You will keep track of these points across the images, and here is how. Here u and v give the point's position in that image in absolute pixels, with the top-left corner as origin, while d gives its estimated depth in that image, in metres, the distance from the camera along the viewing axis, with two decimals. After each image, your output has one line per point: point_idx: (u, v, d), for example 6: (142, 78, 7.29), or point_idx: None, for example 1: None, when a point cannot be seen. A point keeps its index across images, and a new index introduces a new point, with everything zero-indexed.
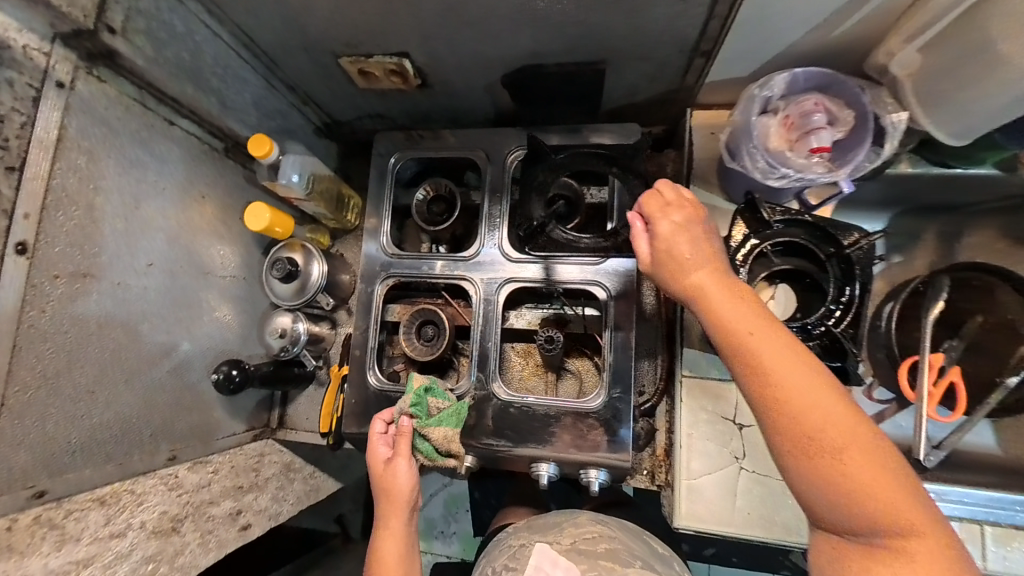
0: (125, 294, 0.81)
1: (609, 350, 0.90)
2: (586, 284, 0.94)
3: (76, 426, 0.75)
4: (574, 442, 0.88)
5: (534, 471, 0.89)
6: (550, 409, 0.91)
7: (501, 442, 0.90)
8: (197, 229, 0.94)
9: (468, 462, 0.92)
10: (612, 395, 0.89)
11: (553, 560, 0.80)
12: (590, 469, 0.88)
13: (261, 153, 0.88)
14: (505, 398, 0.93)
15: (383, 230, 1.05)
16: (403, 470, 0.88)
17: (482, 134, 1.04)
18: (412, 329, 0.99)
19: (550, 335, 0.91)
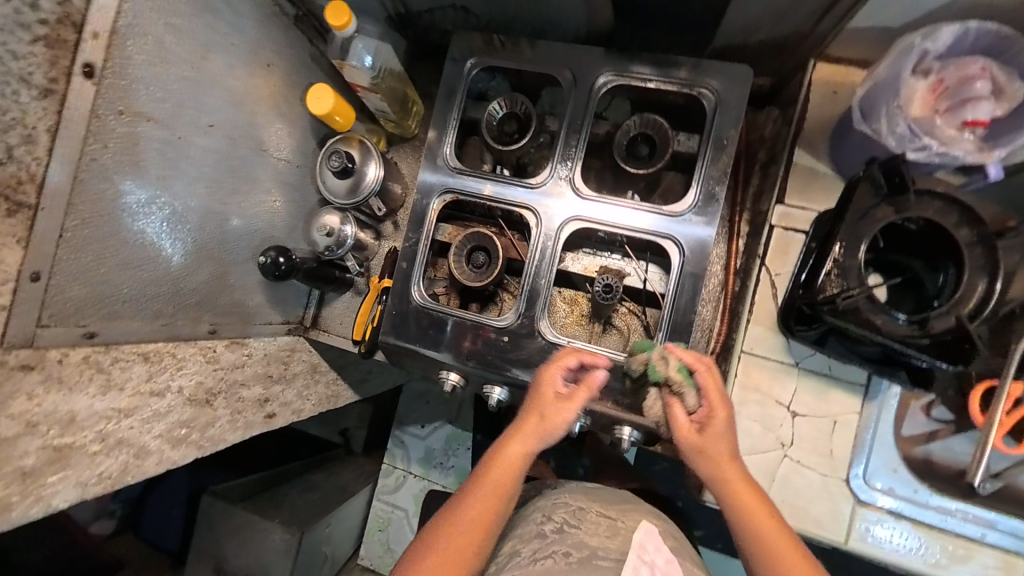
0: (185, 150, 0.77)
1: (668, 310, 0.84)
2: (657, 237, 0.86)
3: (130, 276, 0.74)
4: (616, 396, 0.84)
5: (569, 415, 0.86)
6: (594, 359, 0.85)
7: (540, 379, 0.87)
8: (259, 100, 0.89)
9: (497, 393, 0.90)
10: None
11: (658, 544, 0.68)
12: (626, 427, 0.84)
13: (338, 24, 0.80)
14: (552, 340, 0.88)
15: (446, 141, 0.98)
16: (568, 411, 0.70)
17: (570, 50, 0.93)
18: (462, 252, 0.94)
19: (608, 283, 0.86)
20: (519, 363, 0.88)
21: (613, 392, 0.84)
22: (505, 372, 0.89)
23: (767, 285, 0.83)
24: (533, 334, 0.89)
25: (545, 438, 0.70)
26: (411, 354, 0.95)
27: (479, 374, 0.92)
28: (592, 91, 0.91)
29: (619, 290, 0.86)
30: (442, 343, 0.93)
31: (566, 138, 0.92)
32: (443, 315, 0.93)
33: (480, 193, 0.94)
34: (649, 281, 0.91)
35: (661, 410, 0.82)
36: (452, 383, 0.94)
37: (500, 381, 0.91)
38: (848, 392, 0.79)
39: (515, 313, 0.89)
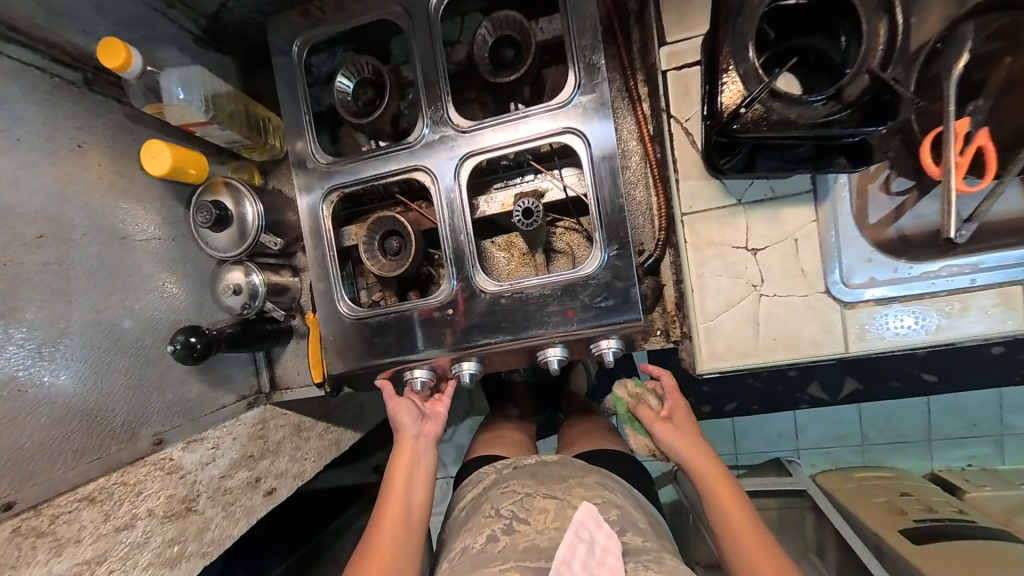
0: (21, 273, 0.68)
1: (597, 204, 0.79)
2: (559, 134, 0.80)
3: (24, 427, 0.66)
4: (582, 311, 0.80)
5: (543, 355, 0.83)
6: (545, 288, 0.80)
7: (502, 335, 0.82)
8: (88, 185, 0.78)
9: (468, 367, 0.85)
10: (613, 250, 0.79)
11: (598, 521, 0.67)
12: (601, 339, 0.81)
13: (117, 65, 0.68)
14: (496, 291, 0.82)
15: (309, 137, 0.89)
16: (402, 407, 0.87)
17: None
18: (374, 244, 0.87)
19: (527, 207, 0.79)
20: (475, 329, 0.83)
21: (574, 310, 0.80)
22: (466, 340, 0.84)
23: (682, 135, 0.78)
24: (475, 294, 0.83)
25: (425, 428, 0.87)
26: (372, 373, 0.90)
27: (442, 359, 0.86)
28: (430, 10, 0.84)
29: (541, 214, 0.79)
30: (393, 347, 0.87)
31: (430, 75, 0.84)
32: (382, 316, 0.87)
33: (364, 175, 0.88)
34: (569, 189, 0.85)
35: (630, 304, 0.78)
36: (421, 380, 0.88)
37: (466, 356, 0.85)
38: (799, 207, 0.75)
39: (448, 283, 0.84)
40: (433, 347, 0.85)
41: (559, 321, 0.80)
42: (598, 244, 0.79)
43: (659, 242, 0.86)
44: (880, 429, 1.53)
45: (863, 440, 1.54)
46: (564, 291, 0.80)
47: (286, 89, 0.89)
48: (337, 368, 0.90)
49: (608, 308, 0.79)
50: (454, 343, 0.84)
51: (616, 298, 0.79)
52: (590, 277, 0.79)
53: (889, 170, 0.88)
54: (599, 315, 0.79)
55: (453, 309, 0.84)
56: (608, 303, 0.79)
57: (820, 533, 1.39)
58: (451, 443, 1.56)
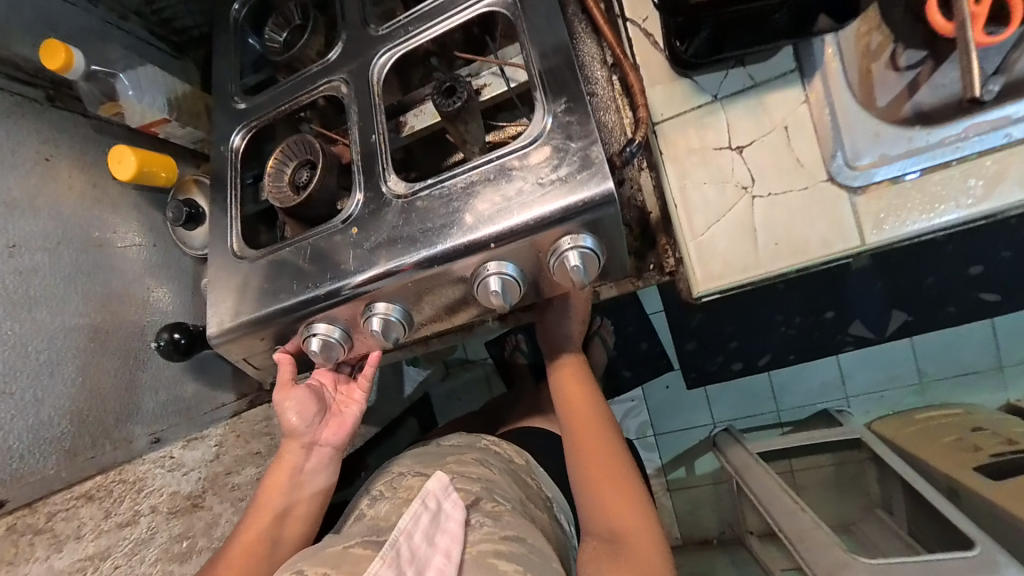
0: (1, 283, 0.69)
1: (536, 63, 0.60)
2: (485, 5, 0.66)
3: (14, 428, 0.67)
4: (521, 205, 0.55)
5: (480, 276, 0.58)
6: (470, 178, 0.59)
7: (419, 254, 0.59)
8: (60, 196, 0.80)
9: (382, 305, 0.63)
10: (556, 111, 0.57)
11: (447, 487, 0.64)
12: (559, 239, 0.56)
13: (57, 64, 0.69)
14: (410, 193, 0.62)
15: (235, 93, 0.82)
16: (290, 406, 0.67)
17: None
18: (284, 177, 0.74)
19: (448, 89, 0.63)
20: (383, 251, 0.61)
21: (507, 210, 0.56)
22: (374, 270, 0.61)
23: (641, 38, 0.71)
24: (386, 204, 0.63)
25: (320, 435, 0.70)
26: (259, 332, 0.68)
27: (341, 303, 0.64)
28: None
29: (465, 89, 0.63)
30: (294, 287, 0.66)
31: (351, 1, 0.75)
32: (280, 253, 0.69)
33: (279, 104, 0.77)
34: (513, 74, 0.68)
35: (583, 180, 0.53)
36: (322, 338, 0.66)
37: (378, 295, 0.63)
38: (786, 90, 0.67)
39: (354, 199, 0.65)
40: (335, 286, 0.63)
41: (488, 224, 0.56)
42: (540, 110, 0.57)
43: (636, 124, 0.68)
44: (938, 361, 1.37)
45: (921, 377, 1.39)
46: (494, 184, 0.57)
47: (222, 55, 0.86)
48: (221, 331, 0.70)
49: (561, 192, 0.54)
50: (358, 272, 0.62)
51: (567, 179, 0.54)
52: (520, 152, 0.57)
53: (895, 44, 0.80)
54: (547, 205, 0.54)
55: (358, 232, 0.64)
56: (556, 187, 0.54)
57: (884, 485, 1.24)
58: None
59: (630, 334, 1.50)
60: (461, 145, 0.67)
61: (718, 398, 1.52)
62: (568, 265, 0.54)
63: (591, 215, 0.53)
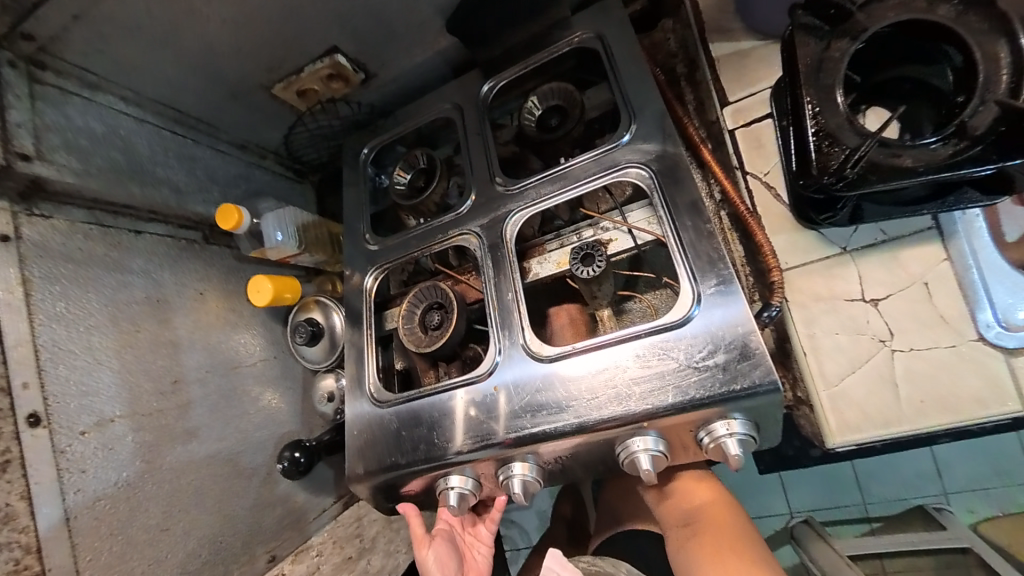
0: (164, 420, 0.74)
1: (681, 238, 0.62)
2: (618, 172, 0.70)
3: (165, 567, 0.70)
4: (675, 386, 0.56)
5: (627, 449, 0.58)
6: (614, 349, 0.60)
7: (566, 421, 0.60)
8: (209, 326, 0.87)
9: (522, 467, 0.63)
10: (707, 291, 0.58)
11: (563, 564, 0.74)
12: (714, 422, 0.55)
13: (231, 224, 0.78)
14: (554, 357, 0.64)
15: (365, 233, 0.91)
16: (436, 567, 0.69)
17: (460, 83, 0.91)
18: (413, 319, 0.79)
19: (586, 254, 0.67)
20: (526, 413, 0.63)
21: (660, 389, 0.56)
22: (517, 434, 0.63)
23: (763, 190, 0.74)
24: (526, 363, 0.66)
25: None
26: (398, 482, 0.72)
27: (480, 461, 0.66)
28: (479, 98, 0.88)
29: (604, 257, 0.66)
30: (432, 440, 0.69)
31: (480, 163, 0.84)
32: (416, 400, 0.73)
33: (410, 250, 0.84)
34: (641, 235, 0.69)
35: (743, 367, 0.53)
36: (458, 491, 0.67)
37: (517, 456, 0.63)
38: (921, 244, 0.67)
39: (491, 358, 0.68)
40: (475, 444, 0.65)
41: (640, 402, 0.57)
42: (688, 288, 0.59)
43: (772, 287, 0.66)
44: None
45: None
46: (642, 359, 0.58)
47: (352, 193, 0.96)
48: (361, 473, 0.74)
49: (719, 374, 0.54)
50: (499, 433, 0.64)
51: (723, 363, 0.54)
52: (670, 330, 0.58)
53: None
54: (702, 390, 0.54)
55: (497, 390, 0.66)
56: (713, 372, 0.54)
57: None
58: (532, 509, 1.47)
59: None
60: (590, 300, 0.70)
61: (798, 484, 1.40)
62: (729, 452, 0.53)
63: (754, 402, 0.53)
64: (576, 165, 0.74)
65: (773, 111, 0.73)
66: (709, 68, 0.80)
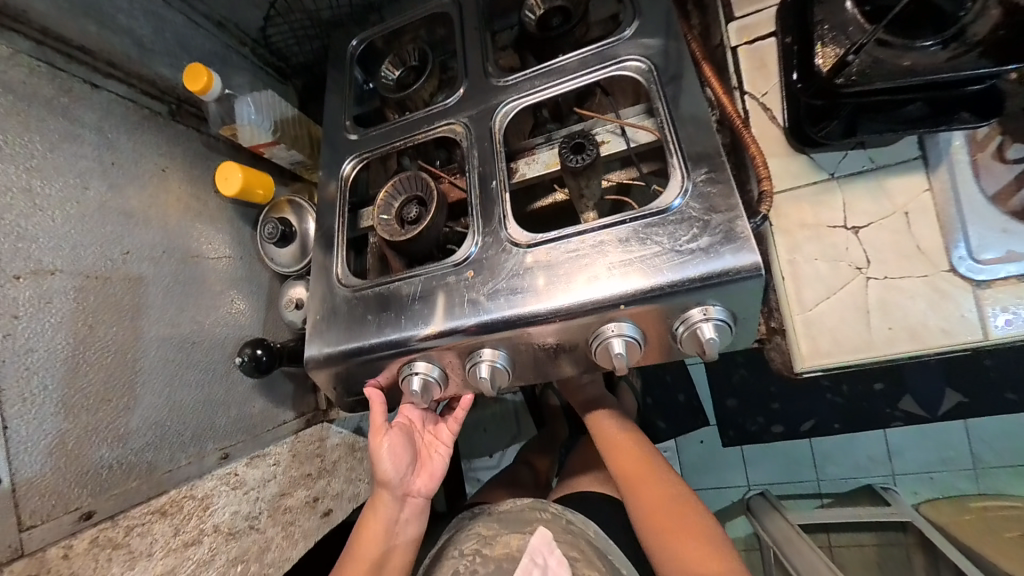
0: (111, 288, 0.69)
1: (677, 132, 0.61)
2: (617, 65, 0.68)
3: (105, 437, 0.65)
4: (657, 271, 0.54)
5: (600, 336, 0.57)
6: (598, 235, 0.59)
7: (543, 305, 0.58)
8: (169, 208, 0.81)
9: (489, 353, 0.62)
10: (697, 180, 0.57)
11: (550, 546, 0.78)
12: (690, 310, 0.55)
13: (199, 87, 0.71)
14: (531, 241, 0.63)
15: (347, 126, 0.86)
16: (388, 456, 0.67)
17: None
18: (391, 212, 0.75)
19: (577, 145, 0.65)
20: (502, 296, 0.61)
21: (641, 274, 0.55)
22: (490, 318, 0.60)
23: (759, 110, 0.72)
24: (505, 250, 0.64)
25: (412, 486, 0.70)
26: (362, 368, 0.69)
27: (449, 345, 0.63)
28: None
29: (594, 148, 0.64)
30: (401, 325, 0.66)
31: (474, 62, 0.79)
32: (388, 287, 0.70)
33: (392, 141, 0.80)
34: (634, 135, 0.68)
35: (726, 255, 0.52)
36: (422, 378, 0.64)
37: (485, 342, 0.61)
38: (906, 174, 0.67)
39: (469, 245, 0.66)
40: (445, 327, 0.63)
41: (619, 286, 0.55)
42: (680, 177, 0.58)
43: (760, 198, 0.65)
44: (1000, 450, 1.29)
45: (977, 463, 1.31)
46: (627, 245, 0.57)
47: (336, 87, 0.90)
48: (320, 360, 0.70)
49: (701, 261, 0.53)
50: (472, 317, 0.61)
51: (707, 250, 0.53)
52: (658, 216, 0.57)
53: None
54: (682, 275, 0.53)
55: (475, 276, 0.64)
56: (697, 258, 0.53)
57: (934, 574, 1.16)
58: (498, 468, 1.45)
59: (667, 383, 1.48)
60: (576, 201, 0.68)
61: (755, 458, 1.45)
62: (703, 337, 0.53)
63: (733, 289, 0.52)
64: (571, 59, 0.71)
65: (777, 29, 0.71)
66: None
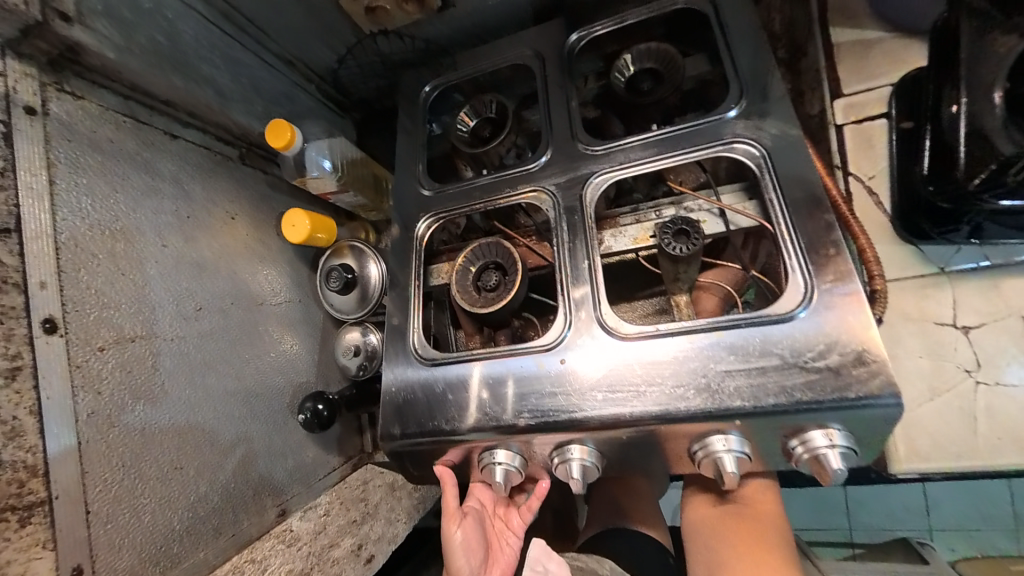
0: (183, 348, 0.67)
1: (796, 236, 0.57)
2: (724, 146, 0.65)
3: (177, 509, 0.63)
4: (778, 385, 0.51)
5: (706, 448, 0.54)
6: (708, 336, 0.55)
7: (648, 408, 0.55)
8: (235, 255, 0.78)
9: (580, 450, 0.58)
10: (823, 288, 0.53)
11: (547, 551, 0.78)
12: (809, 430, 0.51)
13: (281, 142, 0.69)
14: (632, 336, 0.59)
15: (420, 177, 0.83)
16: (464, 550, 0.65)
17: (541, 30, 0.83)
18: (468, 278, 0.73)
19: (679, 229, 0.63)
20: (599, 393, 0.58)
21: (760, 389, 0.52)
22: (586, 415, 0.57)
23: (864, 195, 0.69)
24: (603, 341, 0.60)
25: None
26: (436, 448, 0.65)
27: (536, 437, 0.60)
28: (564, 48, 0.80)
29: (700, 237, 0.62)
30: (484, 409, 0.63)
31: (559, 122, 0.76)
32: (469, 363, 0.66)
33: (470, 203, 0.78)
34: (734, 219, 0.65)
35: (852, 319, 0.51)
36: (505, 468, 0.61)
37: (576, 438, 0.58)
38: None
39: (563, 331, 0.63)
40: (535, 419, 0.59)
41: (736, 398, 0.52)
42: (798, 281, 0.55)
43: (873, 297, 0.62)
44: None
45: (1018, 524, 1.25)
46: (742, 353, 0.54)
47: (407, 132, 0.87)
48: (393, 434, 0.67)
49: (831, 382, 0.49)
50: (566, 411, 0.58)
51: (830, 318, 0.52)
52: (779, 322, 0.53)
53: None
54: (807, 392, 0.50)
55: (567, 364, 0.61)
56: (823, 376, 0.50)
57: None
58: None
59: None
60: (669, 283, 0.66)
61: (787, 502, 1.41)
62: (828, 465, 0.49)
63: (864, 414, 0.49)
64: (671, 132, 0.68)
65: (891, 111, 0.68)
66: (824, 53, 0.72)
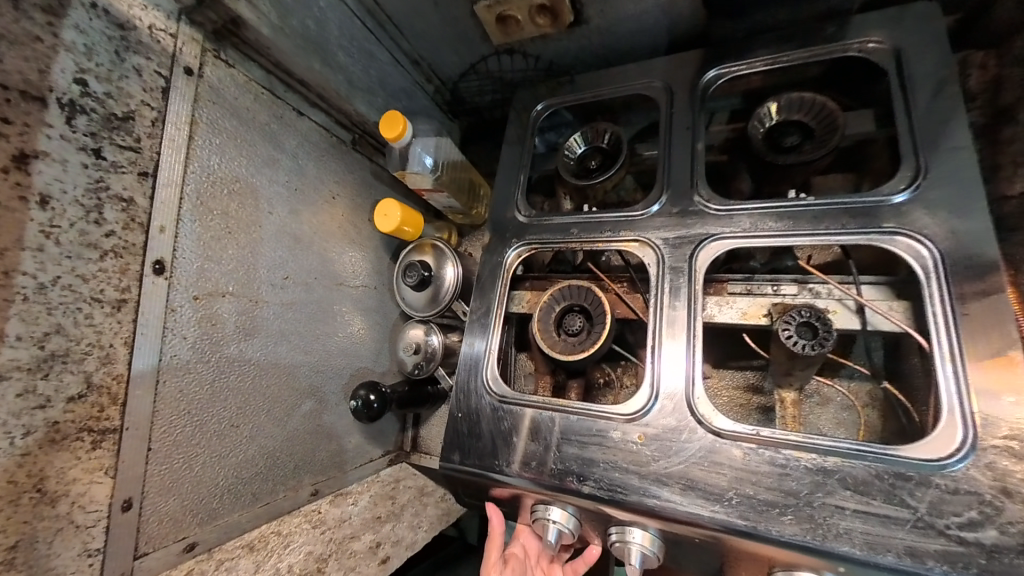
0: (262, 313, 0.69)
1: (980, 372, 0.47)
2: (883, 238, 0.55)
3: (223, 466, 0.64)
4: (902, 543, 0.44)
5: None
6: (829, 460, 0.48)
7: (737, 518, 0.49)
8: (329, 234, 0.81)
9: (647, 537, 0.54)
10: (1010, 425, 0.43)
11: None
12: None
13: (393, 134, 0.71)
14: (734, 437, 0.52)
15: (516, 195, 0.80)
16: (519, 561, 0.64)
17: (676, 60, 0.75)
18: (549, 317, 0.67)
19: (806, 324, 0.55)
20: (685, 486, 0.52)
21: (895, 539, 0.44)
22: (671, 508, 0.51)
23: None
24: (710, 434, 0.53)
25: None
26: (491, 485, 0.63)
27: (598, 509, 0.55)
28: (699, 84, 0.72)
29: (832, 336, 0.53)
30: (545, 461, 0.59)
31: (679, 167, 0.69)
32: (522, 412, 0.64)
33: (566, 239, 0.72)
34: (875, 320, 0.55)
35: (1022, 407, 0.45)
36: (558, 528, 0.58)
37: (642, 523, 0.54)
38: None
39: (644, 409, 0.57)
40: (600, 490, 0.55)
41: (847, 542, 0.45)
42: (959, 429, 0.46)
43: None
44: None
45: None
46: (862, 492, 0.46)
47: (512, 148, 0.85)
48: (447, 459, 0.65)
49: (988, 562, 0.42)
50: (636, 493, 0.53)
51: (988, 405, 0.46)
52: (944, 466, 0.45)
53: None
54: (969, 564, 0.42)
55: (644, 442, 0.56)
56: (993, 548, 0.42)
57: None
58: None
59: None
60: (781, 376, 0.60)
61: None
62: None
63: None
64: (813, 203, 0.59)
65: None
66: None
